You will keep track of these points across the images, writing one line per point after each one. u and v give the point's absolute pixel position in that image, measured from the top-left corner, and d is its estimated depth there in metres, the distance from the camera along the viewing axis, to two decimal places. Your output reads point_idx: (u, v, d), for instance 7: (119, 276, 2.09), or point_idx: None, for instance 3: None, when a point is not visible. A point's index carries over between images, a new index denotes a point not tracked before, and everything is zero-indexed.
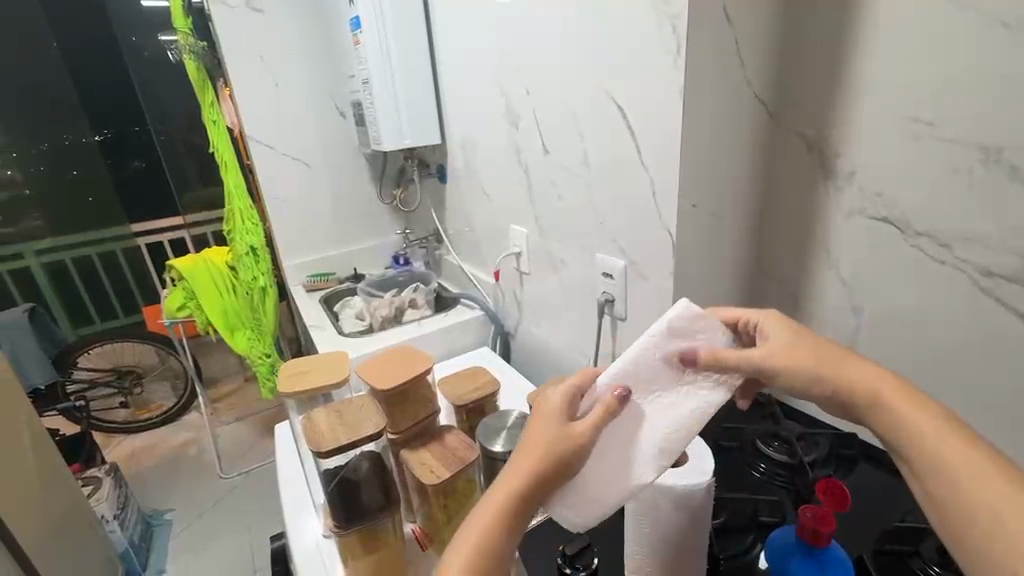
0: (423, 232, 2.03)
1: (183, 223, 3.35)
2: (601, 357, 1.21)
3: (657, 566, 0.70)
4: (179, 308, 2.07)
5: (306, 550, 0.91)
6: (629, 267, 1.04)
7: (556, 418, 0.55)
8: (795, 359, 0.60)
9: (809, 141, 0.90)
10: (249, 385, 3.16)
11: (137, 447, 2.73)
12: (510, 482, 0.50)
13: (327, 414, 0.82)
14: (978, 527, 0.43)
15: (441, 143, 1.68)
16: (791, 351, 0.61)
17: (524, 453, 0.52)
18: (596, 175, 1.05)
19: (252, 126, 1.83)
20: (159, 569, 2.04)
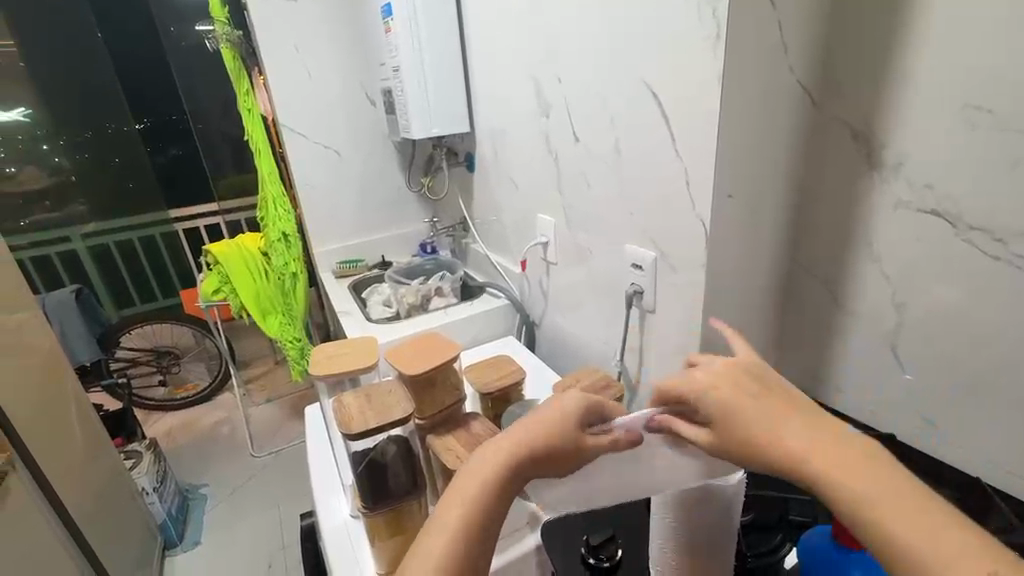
0: (450, 220, 2.04)
1: (219, 210, 3.45)
2: (628, 350, 1.20)
3: (682, 560, 0.69)
4: (214, 291, 2.14)
5: (335, 528, 0.94)
6: (659, 258, 1.02)
7: (557, 421, 0.58)
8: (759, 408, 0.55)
9: (854, 130, 0.86)
10: (279, 368, 3.26)
11: (175, 424, 2.85)
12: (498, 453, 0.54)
13: (356, 397, 0.83)
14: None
15: (470, 132, 1.67)
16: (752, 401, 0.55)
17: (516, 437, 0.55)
18: (627, 165, 1.03)
19: (285, 114, 1.86)
20: (194, 541, 2.13)
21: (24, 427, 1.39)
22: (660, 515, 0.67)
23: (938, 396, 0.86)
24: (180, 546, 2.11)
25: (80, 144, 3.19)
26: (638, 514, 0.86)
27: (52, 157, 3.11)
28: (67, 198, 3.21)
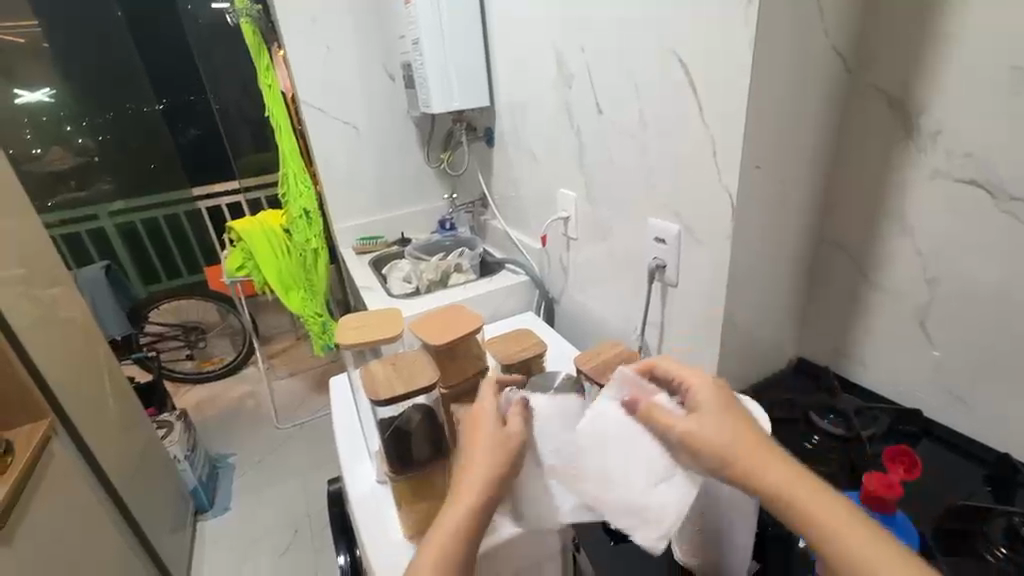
0: (469, 197, 2.04)
1: (240, 188, 3.50)
2: (649, 324, 1.20)
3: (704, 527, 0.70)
4: (238, 268, 2.18)
5: (362, 493, 0.97)
6: (683, 231, 1.01)
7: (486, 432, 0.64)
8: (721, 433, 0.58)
9: (890, 97, 0.83)
10: (301, 344, 3.33)
11: (202, 396, 2.94)
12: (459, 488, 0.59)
13: (382, 365, 0.85)
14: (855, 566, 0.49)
15: (490, 106, 1.66)
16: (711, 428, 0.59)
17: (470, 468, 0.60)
18: (652, 136, 1.02)
19: (305, 89, 1.87)
20: (224, 507, 2.22)
21: (65, 396, 1.46)
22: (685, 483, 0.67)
23: (968, 371, 0.85)
24: (210, 511, 2.20)
25: (104, 125, 3.24)
26: None
27: (77, 138, 3.18)
28: (92, 177, 3.29)
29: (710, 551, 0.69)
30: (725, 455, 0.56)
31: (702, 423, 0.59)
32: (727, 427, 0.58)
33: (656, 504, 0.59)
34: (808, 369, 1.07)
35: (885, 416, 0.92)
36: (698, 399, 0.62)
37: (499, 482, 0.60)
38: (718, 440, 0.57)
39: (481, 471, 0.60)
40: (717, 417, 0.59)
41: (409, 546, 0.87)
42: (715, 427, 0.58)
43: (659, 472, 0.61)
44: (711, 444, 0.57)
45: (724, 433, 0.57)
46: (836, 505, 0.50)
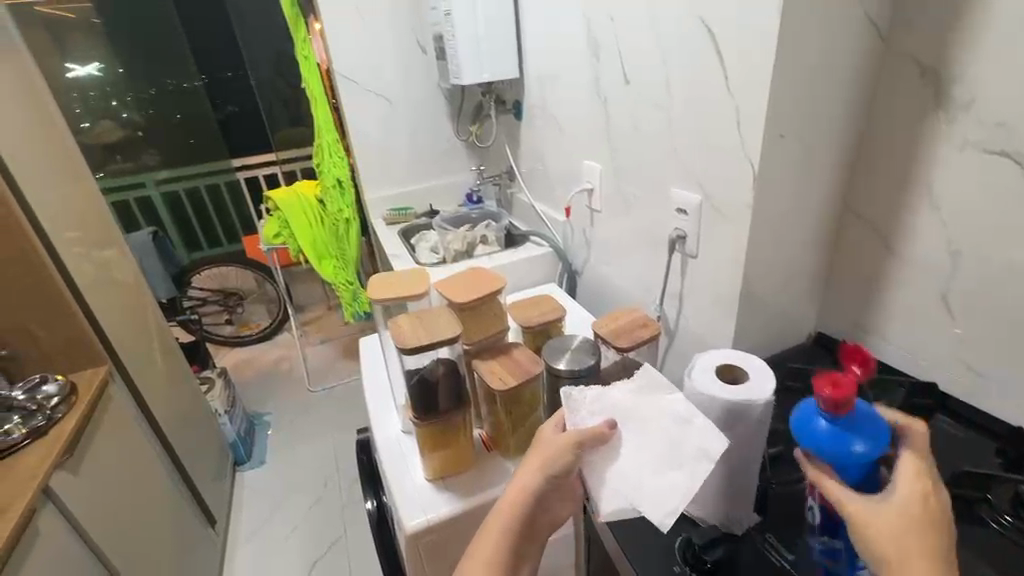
0: (496, 170, 2.07)
1: (276, 161, 3.61)
2: (668, 294, 1.22)
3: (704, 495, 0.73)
4: (274, 236, 2.27)
5: (388, 441, 1.04)
6: (705, 202, 1.02)
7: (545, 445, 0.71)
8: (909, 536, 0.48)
9: (923, 66, 0.82)
10: (332, 313, 3.46)
11: (240, 359, 3.11)
12: (519, 490, 0.69)
13: (410, 318, 0.91)
14: None
15: (519, 78, 1.67)
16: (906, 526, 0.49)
17: (528, 469, 0.71)
18: (677, 107, 1.02)
19: (340, 60, 1.91)
20: (260, 461, 2.37)
21: (122, 347, 1.58)
22: None
23: (987, 346, 0.84)
24: (248, 464, 2.35)
25: (147, 101, 3.38)
26: None
27: (122, 113, 3.32)
28: (138, 151, 3.44)
29: (711, 501, 0.72)
30: (898, 550, 0.48)
31: (899, 509, 0.50)
32: (907, 531, 0.49)
33: (662, 497, 0.64)
34: (826, 343, 1.08)
35: (900, 388, 0.93)
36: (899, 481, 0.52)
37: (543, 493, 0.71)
38: (891, 542, 0.49)
39: (535, 475, 0.69)
40: (910, 518, 0.50)
41: (430, 489, 0.94)
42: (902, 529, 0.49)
43: (671, 464, 0.65)
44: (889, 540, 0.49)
45: (912, 535, 0.49)
46: None
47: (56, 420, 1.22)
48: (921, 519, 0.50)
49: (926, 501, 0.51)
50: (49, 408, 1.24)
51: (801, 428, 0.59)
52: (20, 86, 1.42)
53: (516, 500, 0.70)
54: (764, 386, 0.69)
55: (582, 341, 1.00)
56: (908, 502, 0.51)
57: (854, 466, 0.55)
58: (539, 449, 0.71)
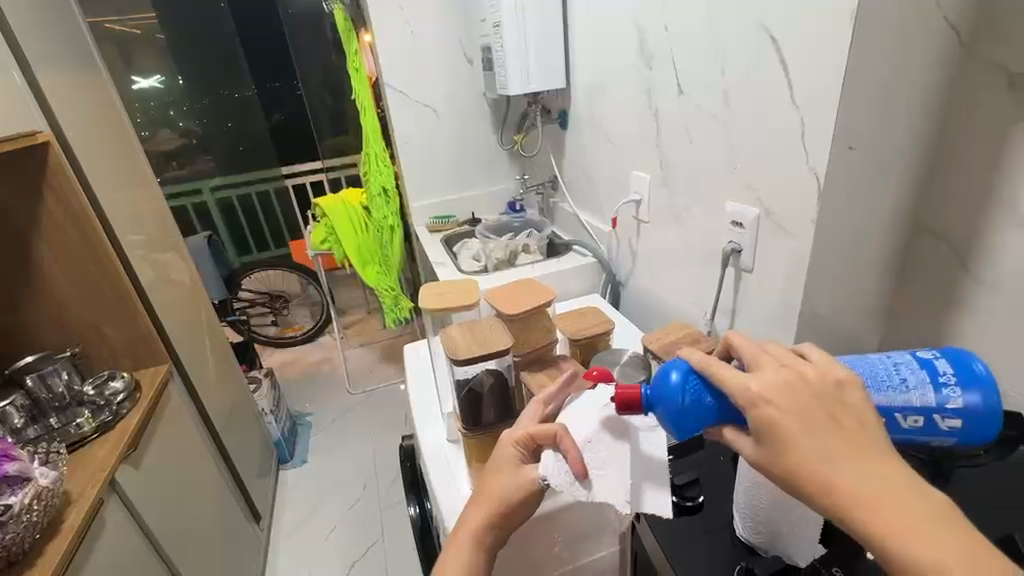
0: (540, 178, 2.07)
1: (323, 168, 3.73)
2: (719, 308, 1.18)
3: (763, 532, 0.69)
4: (322, 241, 2.34)
5: (434, 448, 1.05)
6: (763, 216, 0.99)
7: (497, 477, 0.70)
8: (788, 413, 0.46)
9: (1011, 76, 0.75)
10: (372, 317, 3.54)
11: (285, 359, 3.21)
12: (470, 522, 0.68)
13: (460, 329, 0.92)
14: (891, 547, 0.40)
15: (566, 89, 1.66)
16: (785, 406, 0.47)
17: (481, 499, 0.69)
18: (735, 118, 1.00)
19: (388, 72, 1.96)
20: (302, 459, 2.44)
21: (180, 347, 1.66)
22: (751, 485, 0.68)
23: None
24: (290, 462, 2.42)
25: (202, 110, 3.55)
26: (727, 463, 0.86)
27: (179, 122, 3.51)
28: (194, 157, 3.63)
29: (775, 531, 0.68)
30: (806, 462, 0.44)
31: (778, 410, 0.47)
32: (789, 412, 0.46)
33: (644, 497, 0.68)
34: None
35: None
36: (762, 369, 0.51)
37: (502, 523, 0.68)
38: (777, 437, 0.46)
39: (485, 510, 0.68)
40: (793, 415, 0.46)
41: None
42: (798, 430, 0.45)
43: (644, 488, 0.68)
44: (785, 443, 0.46)
45: (808, 433, 0.45)
46: (909, 520, 0.40)
47: (121, 415, 1.29)
48: (799, 405, 0.47)
49: (794, 383, 0.48)
50: (116, 404, 1.32)
51: (655, 409, 0.61)
52: (99, 102, 1.52)
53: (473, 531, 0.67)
54: None
55: (632, 356, 0.99)
56: (775, 398, 0.47)
57: (709, 406, 0.55)
58: (494, 477, 0.70)
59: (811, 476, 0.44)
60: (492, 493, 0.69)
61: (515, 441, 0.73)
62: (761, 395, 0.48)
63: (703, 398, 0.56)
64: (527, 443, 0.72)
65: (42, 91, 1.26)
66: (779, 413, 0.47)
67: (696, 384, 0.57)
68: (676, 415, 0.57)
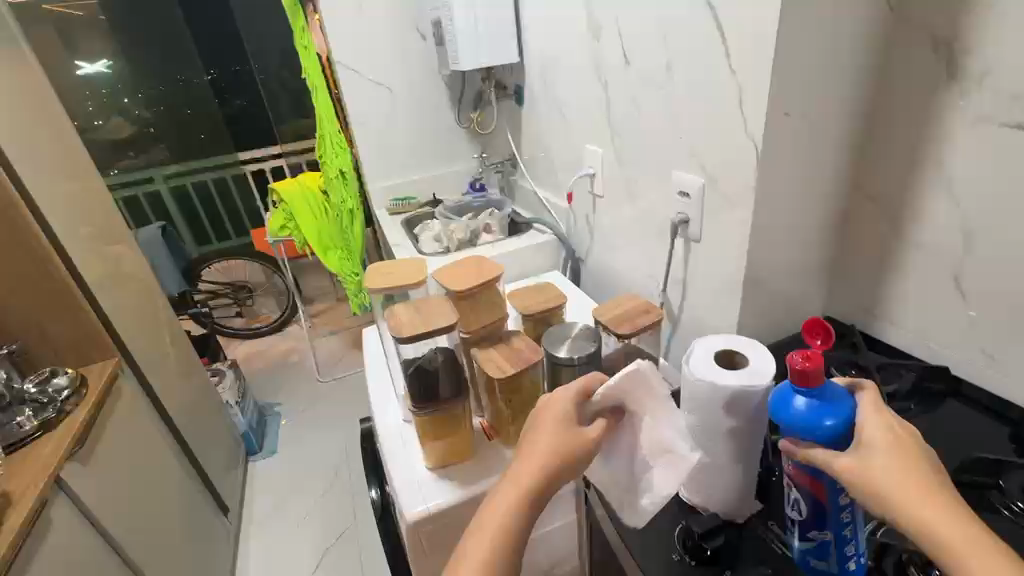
0: (500, 157, 2.05)
1: (281, 153, 3.62)
2: (671, 279, 1.20)
3: (701, 491, 0.71)
4: (280, 228, 2.27)
5: (390, 429, 1.05)
6: (707, 185, 1.00)
7: (557, 427, 0.61)
8: (890, 451, 0.51)
9: (935, 38, 0.77)
10: (340, 305, 3.48)
11: (252, 350, 3.15)
12: (526, 475, 0.57)
13: (407, 307, 0.91)
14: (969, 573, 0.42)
15: (520, 63, 1.64)
16: (887, 446, 0.51)
17: (539, 451, 0.59)
18: (678, 87, 1.00)
19: (339, 49, 1.89)
20: (271, 450, 2.41)
21: (131, 340, 1.60)
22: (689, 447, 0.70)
23: (998, 329, 0.81)
24: (259, 454, 2.39)
25: (156, 97, 3.40)
26: None
27: (134, 110, 3.36)
28: (148, 146, 3.48)
29: (711, 490, 0.70)
30: (896, 492, 0.48)
31: (880, 450, 0.51)
32: (895, 453, 0.51)
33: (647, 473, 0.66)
34: (835, 326, 1.05)
35: (911, 371, 0.90)
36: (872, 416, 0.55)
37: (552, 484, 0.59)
38: (880, 466, 0.50)
39: (544, 463, 0.58)
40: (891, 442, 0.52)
41: (431, 477, 0.94)
42: (887, 454, 0.51)
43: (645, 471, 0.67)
44: (879, 475, 0.49)
45: (903, 468, 0.49)
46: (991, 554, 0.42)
47: (66, 412, 1.24)
48: (901, 446, 0.51)
49: (898, 433, 0.53)
50: (61, 400, 1.27)
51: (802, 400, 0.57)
52: (24, 83, 1.43)
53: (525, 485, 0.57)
54: (763, 369, 0.63)
55: (583, 328, 0.98)
56: (879, 441, 0.52)
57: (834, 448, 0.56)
58: (551, 428, 0.61)
59: (903, 505, 0.47)
60: (542, 456, 0.58)
61: (569, 396, 0.65)
62: (871, 437, 0.53)
63: (840, 438, 0.56)
64: (580, 402, 0.65)
65: None
66: (886, 453, 0.51)
67: (843, 418, 0.56)
68: (816, 433, 0.56)
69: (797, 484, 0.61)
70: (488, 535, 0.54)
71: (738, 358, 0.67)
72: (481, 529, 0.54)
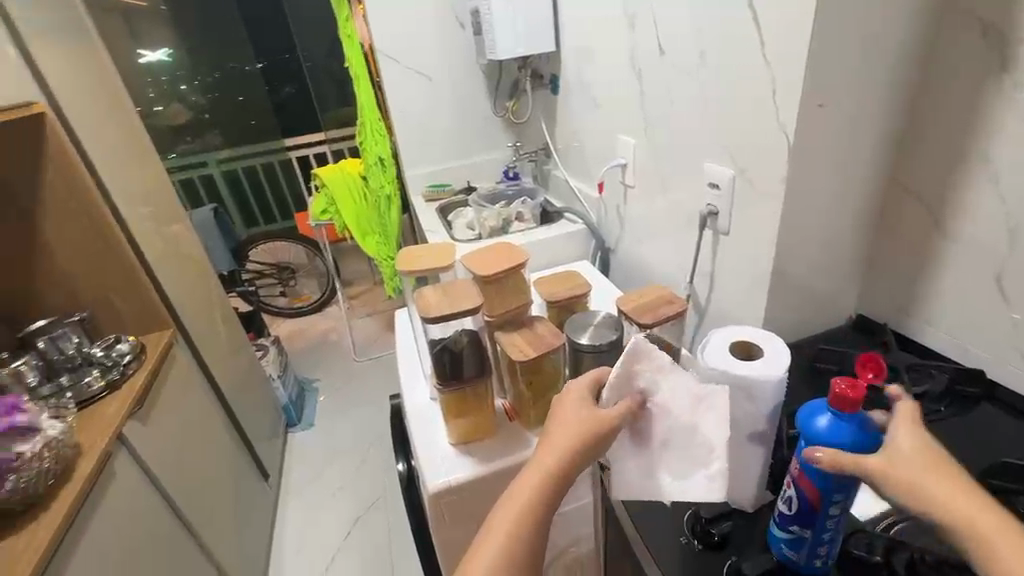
0: (534, 146, 2.06)
1: (325, 139, 3.74)
2: (699, 271, 1.20)
3: None
4: (322, 212, 2.38)
5: (417, 406, 1.10)
6: (737, 177, 0.99)
7: (575, 408, 0.62)
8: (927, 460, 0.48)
9: (986, 28, 0.74)
10: (377, 288, 3.60)
11: (294, 329, 3.30)
12: (547, 455, 0.58)
13: (435, 290, 0.95)
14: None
15: (556, 52, 1.64)
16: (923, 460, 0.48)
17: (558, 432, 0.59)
18: (711, 77, 0.99)
19: (380, 40, 1.95)
20: (310, 423, 2.54)
21: (186, 314, 1.73)
22: None
23: None
24: (298, 425, 2.53)
25: (212, 85, 3.57)
26: None
27: (190, 97, 3.53)
28: (204, 131, 3.66)
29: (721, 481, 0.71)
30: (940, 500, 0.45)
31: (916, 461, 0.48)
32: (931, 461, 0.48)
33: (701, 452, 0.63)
34: (867, 325, 1.03)
35: (942, 373, 0.88)
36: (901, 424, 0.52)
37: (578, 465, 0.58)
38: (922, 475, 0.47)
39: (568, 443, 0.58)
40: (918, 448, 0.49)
41: (454, 453, 0.99)
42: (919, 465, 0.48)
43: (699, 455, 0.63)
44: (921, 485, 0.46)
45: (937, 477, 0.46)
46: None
47: (127, 376, 1.36)
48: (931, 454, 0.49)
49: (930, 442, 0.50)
50: (123, 364, 1.39)
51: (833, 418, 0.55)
52: (96, 73, 1.54)
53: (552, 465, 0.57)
54: (779, 362, 0.63)
55: (604, 317, 1.00)
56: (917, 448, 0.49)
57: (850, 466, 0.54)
58: (568, 408, 0.62)
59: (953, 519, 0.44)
60: (566, 438, 0.58)
61: (584, 381, 0.66)
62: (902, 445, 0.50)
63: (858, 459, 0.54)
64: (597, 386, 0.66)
65: (36, 61, 1.29)
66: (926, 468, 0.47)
67: (863, 442, 0.53)
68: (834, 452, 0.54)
69: (796, 484, 0.59)
70: (513, 506, 0.55)
71: (756, 351, 0.67)
72: (508, 506, 0.55)
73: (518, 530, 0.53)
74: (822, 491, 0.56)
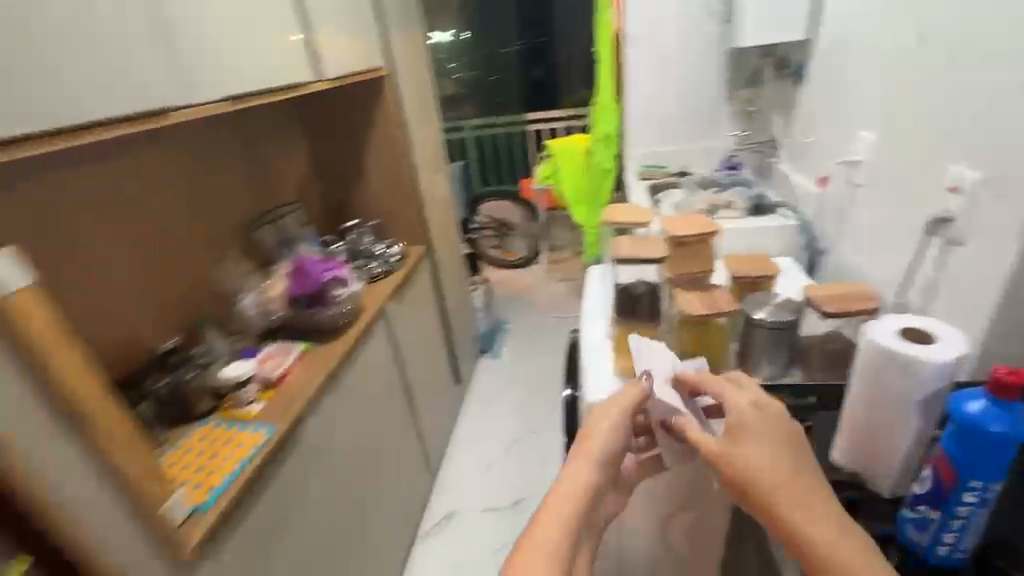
0: (762, 137, 2.02)
1: (559, 116, 4.11)
2: (916, 282, 1.11)
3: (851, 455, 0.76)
4: (546, 177, 2.72)
5: (591, 340, 1.28)
6: (984, 182, 0.90)
7: (598, 424, 0.73)
8: None
9: None
10: (575, 258, 3.89)
11: (500, 277, 3.81)
12: (580, 467, 0.68)
13: (630, 242, 1.15)
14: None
15: (809, 40, 1.58)
16: None
17: (588, 447, 0.70)
18: (978, 72, 0.91)
19: (631, 25, 2.14)
20: (497, 355, 2.99)
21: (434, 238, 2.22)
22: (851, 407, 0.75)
23: None
24: (489, 353, 3.00)
25: (479, 62, 4.22)
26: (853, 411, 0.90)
27: (461, 72, 4.24)
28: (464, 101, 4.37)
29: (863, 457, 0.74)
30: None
31: None
32: None
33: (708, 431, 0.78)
34: None
35: None
36: None
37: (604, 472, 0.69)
38: None
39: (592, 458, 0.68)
40: None
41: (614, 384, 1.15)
42: None
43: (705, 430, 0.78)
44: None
45: None
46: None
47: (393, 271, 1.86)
48: None
49: None
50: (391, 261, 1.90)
51: (990, 407, 0.59)
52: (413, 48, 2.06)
53: (580, 480, 0.66)
54: (950, 348, 0.68)
55: (786, 299, 1.07)
56: None
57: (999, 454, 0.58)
58: (593, 426, 0.73)
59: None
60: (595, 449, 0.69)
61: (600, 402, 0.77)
62: None
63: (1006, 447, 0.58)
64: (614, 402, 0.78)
65: (384, 39, 1.82)
66: None
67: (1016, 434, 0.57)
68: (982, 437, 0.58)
69: (934, 465, 0.64)
70: (553, 514, 0.62)
71: (931, 340, 0.71)
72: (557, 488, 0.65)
73: (560, 539, 0.60)
74: (959, 473, 0.61)
